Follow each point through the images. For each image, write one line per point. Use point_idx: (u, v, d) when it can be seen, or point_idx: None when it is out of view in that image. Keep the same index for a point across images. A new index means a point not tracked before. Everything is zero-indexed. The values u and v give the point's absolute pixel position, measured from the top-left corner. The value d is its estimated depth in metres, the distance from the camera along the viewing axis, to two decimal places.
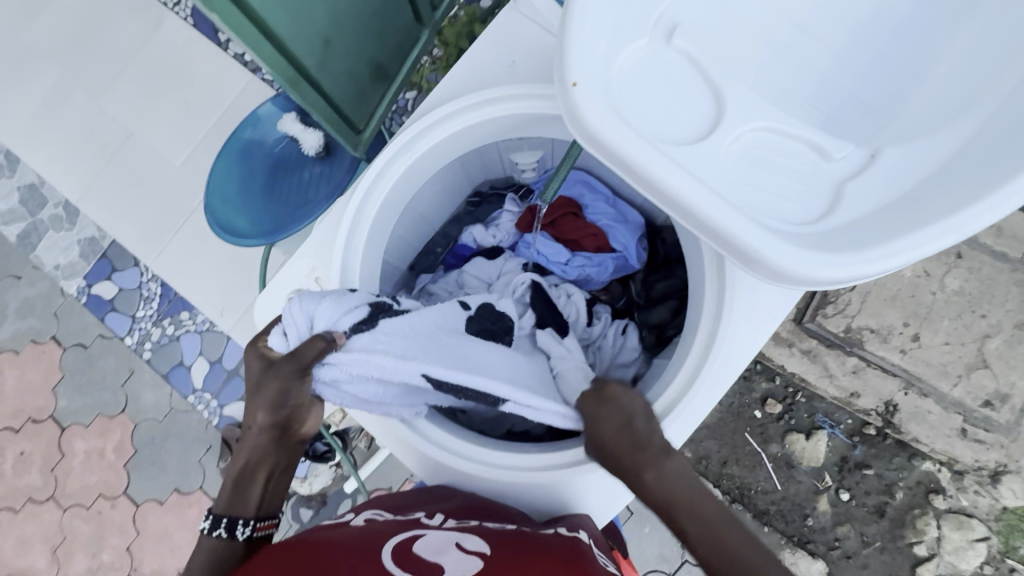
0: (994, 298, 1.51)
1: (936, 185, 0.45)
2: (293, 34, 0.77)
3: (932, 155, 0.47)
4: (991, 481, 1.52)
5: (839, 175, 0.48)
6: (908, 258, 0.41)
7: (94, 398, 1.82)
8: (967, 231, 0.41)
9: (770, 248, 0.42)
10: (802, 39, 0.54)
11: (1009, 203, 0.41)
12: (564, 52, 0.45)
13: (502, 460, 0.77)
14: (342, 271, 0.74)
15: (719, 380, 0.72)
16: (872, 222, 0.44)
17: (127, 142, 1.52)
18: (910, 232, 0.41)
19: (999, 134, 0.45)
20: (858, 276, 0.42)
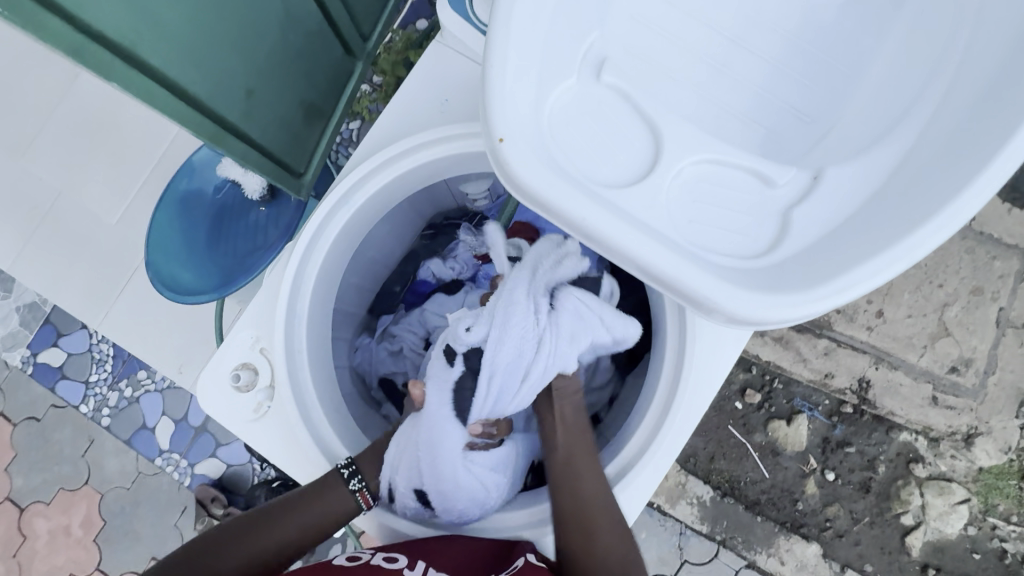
0: (949, 268, 1.57)
1: (879, 207, 0.44)
2: (211, 91, 0.71)
3: (875, 173, 0.47)
4: (966, 444, 1.56)
5: (787, 198, 0.46)
6: (863, 290, 0.40)
7: (53, 473, 1.71)
8: (918, 255, 0.40)
9: (721, 293, 0.40)
10: (734, 53, 0.53)
11: (955, 222, 0.40)
12: (487, 105, 0.42)
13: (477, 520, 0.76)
14: (287, 342, 0.70)
15: (695, 403, 0.71)
16: (821, 254, 0.42)
17: (57, 202, 1.43)
18: (862, 261, 0.40)
19: (935, 149, 0.45)
20: (815, 313, 0.40)
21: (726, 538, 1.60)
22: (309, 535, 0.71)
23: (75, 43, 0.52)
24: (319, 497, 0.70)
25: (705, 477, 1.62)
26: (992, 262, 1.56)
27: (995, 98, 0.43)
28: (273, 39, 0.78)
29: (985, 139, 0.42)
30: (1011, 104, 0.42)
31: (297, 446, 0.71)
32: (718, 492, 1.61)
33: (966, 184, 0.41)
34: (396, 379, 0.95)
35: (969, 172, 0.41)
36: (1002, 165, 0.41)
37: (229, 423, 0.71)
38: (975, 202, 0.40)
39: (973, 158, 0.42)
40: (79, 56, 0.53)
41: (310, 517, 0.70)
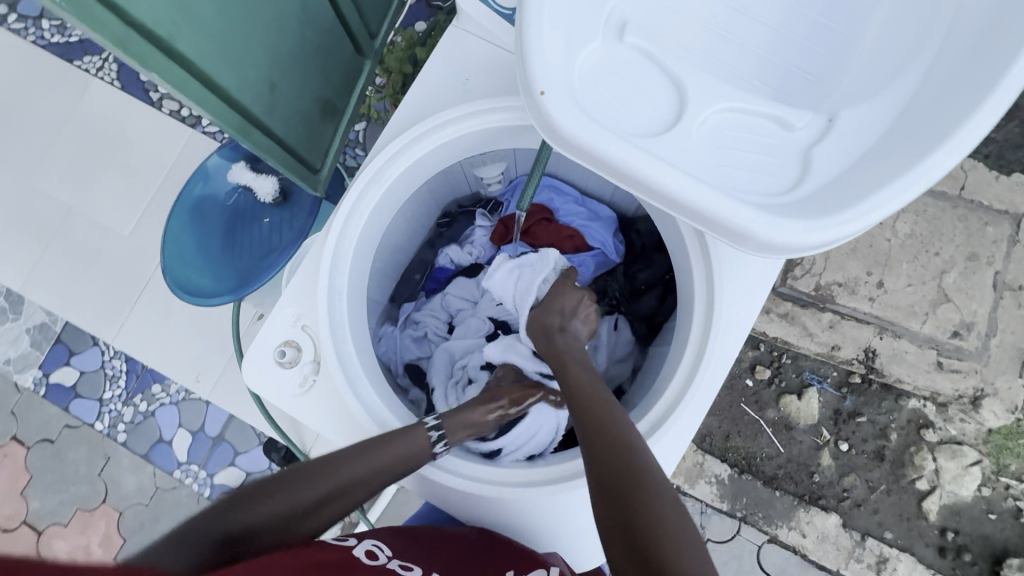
0: (943, 236, 1.62)
1: (894, 140, 0.47)
2: (238, 84, 0.74)
3: (884, 114, 0.50)
4: (973, 407, 1.60)
5: (804, 139, 0.50)
6: (886, 211, 0.43)
7: (70, 493, 1.70)
8: (934, 174, 0.43)
9: (755, 221, 0.43)
10: (740, 20, 0.56)
11: (966, 141, 0.43)
12: (526, 63, 0.45)
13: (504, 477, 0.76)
14: (332, 314, 0.71)
15: (722, 356, 0.74)
16: (844, 184, 0.46)
17: (67, 219, 1.44)
18: (884, 185, 0.43)
19: (941, 83, 0.48)
20: (843, 236, 0.43)
21: (747, 515, 1.62)
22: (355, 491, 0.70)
23: (119, 32, 0.55)
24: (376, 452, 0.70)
25: (722, 456, 1.64)
26: (985, 228, 1.62)
27: (992, 31, 0.47)
28: (291, 35, 0.81)
29: (984, 69, 0.45)
30: (1006, 36, 0.45)
31: (348, 416, 0.73)
32: (736, 470, 1.63)
33: (974, 106, 0.44)
34: (422, 365, 0.97)
35: (972, 98, 0.44)
36: (1009, 84, 0.43)
37: (275, 398, 0.73)
38: (983, 123, 0.43)
39: (978, 87, 0.45)
40: (122, 44, 0.55)
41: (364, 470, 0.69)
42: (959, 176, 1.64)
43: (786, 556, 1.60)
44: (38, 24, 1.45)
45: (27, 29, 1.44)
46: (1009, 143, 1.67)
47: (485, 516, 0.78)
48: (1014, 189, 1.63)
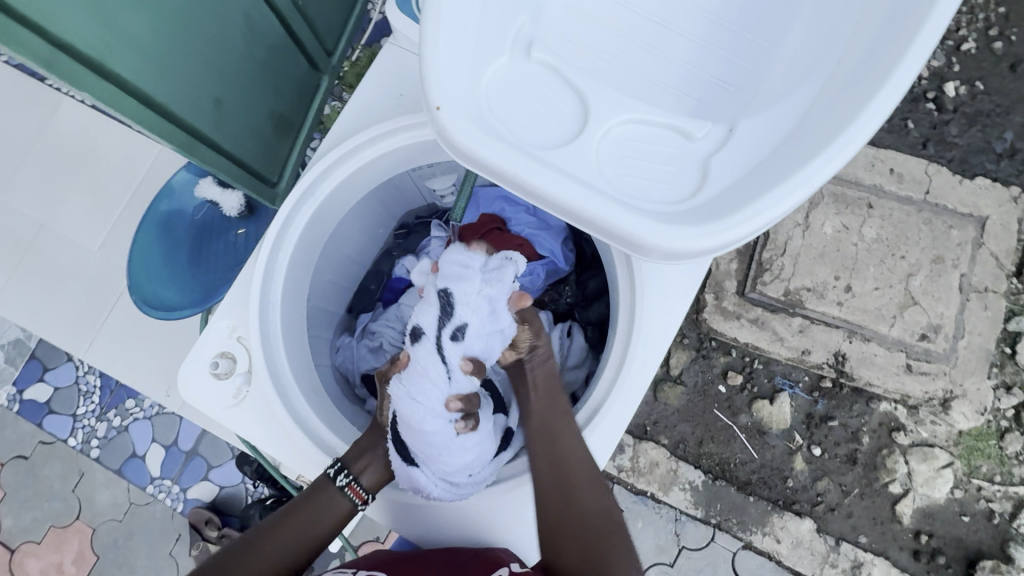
0: (909, 240, 1.64)
1: (786, 147, 0.49)
2: (179, 100, 0.76)
3: (785, 122, 0.52)
4: (943, 409, 1.61)
5: (705, 149, 0.51)
6: (770, 216, 0.44)
7: (43, 511, 1.69)
8: (815, 182, 0.45)
9: (646, 229, 0.45)
10: (662, 34, 0.58)
11: (846, 150, 0.45)
12: (424, 78, 0.46)
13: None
14: (265, 325, 0.73)
15: (648, 358, 0.77)
16: (736, 191, 0.47)
17: (38, 235, 1.45)
18: (768, 192, 0.45)
19: (833, 94, 0.50)
20: (732, 241, 0.45)
21: (721, 521, 1.62)
22: (288, 559, 0.72)
23: (45, 55, 0.57)
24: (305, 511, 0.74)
25: (696, 462, 1.64)
26: (949, 231, 1.64)
27: (882, 46, 0.48)
28: (237, 53, 0.83)
29: (869, 78, 0.47)
30: (892, 51, 0.47)
31: (282, 426, 0.74)
32: (710, 476, 1.63)
33: (853, 119, 0.46)
34: (378, 375, 0.96)
35: (855, 109, 0.46)
36: (884, 99, 0.46)
37: (209, 410, 0.74)
38: (862, 131, 0.45)
39: (861, 95, 0.47)
40: (50, 65, 0.58)
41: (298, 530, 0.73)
42: (923, 181, 1.67)
43: (761, 562, 1.60)
44: None
45: None
46: (972, 148, 1.70)
47: (427, 521, 0.81)
48: (977, 193, 1.66)
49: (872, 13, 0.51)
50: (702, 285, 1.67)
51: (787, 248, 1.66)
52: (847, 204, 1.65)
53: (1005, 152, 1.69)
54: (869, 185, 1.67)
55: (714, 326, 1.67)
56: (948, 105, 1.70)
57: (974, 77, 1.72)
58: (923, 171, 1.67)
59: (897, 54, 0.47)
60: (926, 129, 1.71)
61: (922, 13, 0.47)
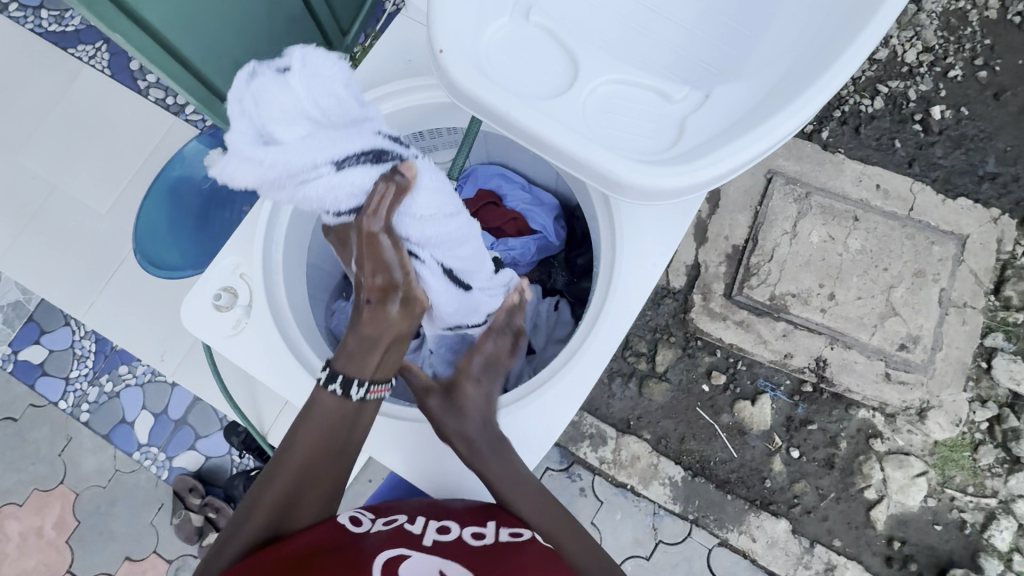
0: (891, 252, 1.70)
1: (755, 110, 0.54)
2: (202, 56, 0.81)
3: (755, 92, 0.57)
4: (919, 418, 1.64)
5: (683, 111, 0.56)
6: (733, 164, 0.49)
7: (29, 472, 1.70)
8: (777, 137, 0.50)
9: (622, 169, 0.49)
10: (655, 19, 0.64)
11: (808, 109, 0.50)
12: (430, 26, 0.52)
13: (409, 413, 0.86)
14: (272, 261, 0.79)
15: (621, 313, 0.81)
16: (707, 144, 0.52)
17: (48, 197, 1.49)
18: (737, 142, 0.50)
19: (801, 67, 0.55)
20: (698, 184, 0.49)
21: (699, 518, 1.64)
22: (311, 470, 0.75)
23: None
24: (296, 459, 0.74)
25: (677, 458, 1.67)
26: (931, 246, 1.70)
27: (845, 31, 0.54)
28: (258, 19, 0.88)
29: (829, 55, 0.53)
30: (848, 36, 0.53)
31: (276, 355, 0.78)
32: (690, 472, 1.66)
33: (814, 85, 0.52)
34: None
35: (814, 79, 0.52)
36: (836, 72, 0.51)
37: (210, 341, 0.78)
38: (818, 98, 0.51)
39: (821, 68, 0.53)
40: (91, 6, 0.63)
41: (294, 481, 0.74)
42: (907, 198, 1.73)
43: (736, 560, 1.61)
44: (38, 14, 1.53)
45: (27, 18, 1.53)
46: (955, 169, 1.77)
47: (410, 455, 0.86)
48: (959, 212, 1.72)
49: (839, 6, 0.56)
50: (690, 286, 1.72)
51: (775, 254, 1.71)
52: (833, 215, 1.71)
53: (986, 175, 1.76)
54: (856, 199, 1.73)
55: (700, 327, 1.71)
56: (933, 127, 1.77)
57: (959, 102, 1.80)
58: (907, 188, 1.74)
59: (854, 34, 0.53)
60: (913, 149, 1.77)
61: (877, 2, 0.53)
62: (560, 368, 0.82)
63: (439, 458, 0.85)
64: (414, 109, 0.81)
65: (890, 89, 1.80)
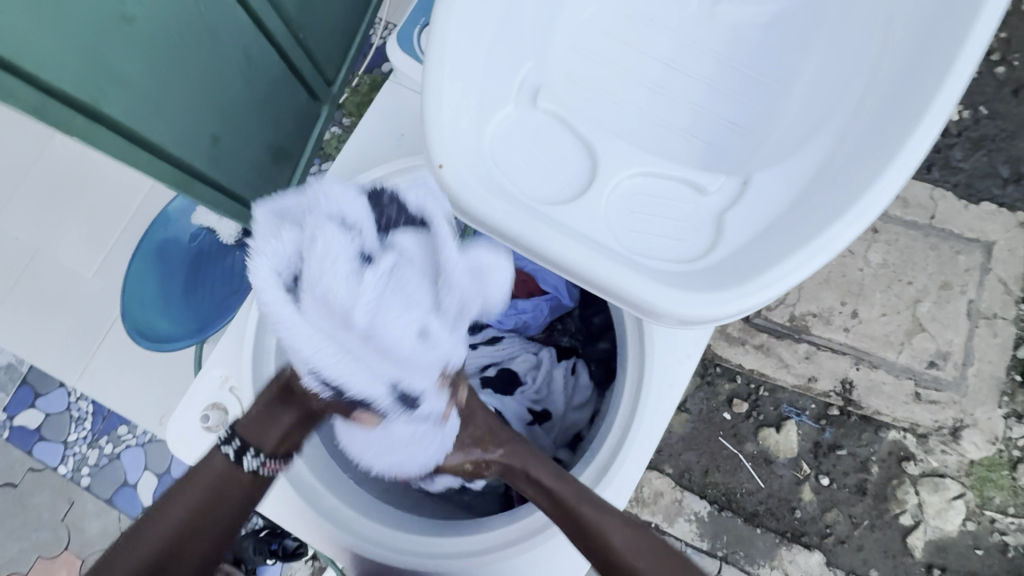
0: (915, 265, 1.62)
1: (801, 210, 0.50)
2: (174, 137, 0.75)
3: (793, 178, 0.54)
4: (953, 438, 1.57)
5: (717, 204, 0.54)
6: (785, 284, 0.45)
7: (32, 540, 1.64)
8: (835, 245, 0.46)
9: (656, 297, 0.45)
10: (672, 74, 0.63)
11: (866, 214, 0.46)
12: (427, 134, 0.50)
13: (430, 546, 0.78)
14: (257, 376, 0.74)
15: (660, 410, 0.77)
16: (750, 252, 0.48)
17: (32, 261, 1.42)
18: (786, 257, 0.46)
19: (848, 155, 0.52)
20: (748, 306, 0.45)
21: (728, 554, 1.58)
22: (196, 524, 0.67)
23: (34, 101, 0.57)
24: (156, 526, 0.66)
25: (701, 492, 1.61)
26: (956, 256, 1.62)
27: (896, 112, 0.50)
28: (234, 88, 0.83)
29: (878, 142, 0.50)
30: (904, 121, 0.49)
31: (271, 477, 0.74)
32: (716, 506, 1.60)
33: (872, 182, 0.47)
34: None
35: (872, 172, 0.48)
36: (897, 172, 0.47)
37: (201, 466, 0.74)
38: (875, 202, 0.46)
39: (874, 161, 0.49)
40: (42, 112, 0.59)
41: (149, 551, 0.64)
42: (929, 205, 1.65)
43: None
44: None
45: None
46: (976, 172, 1.68)
47: None
48: (983, 218, 1.65)
49: (877, 82, 0.54)
50: None
51: None
52: None
53: (1010, 177, 1.68)
54: None
55: (718, 352, 1.64)
56: (951, 129, 1.69)
57: (977, 101, 1.72)
58: (928, 196, 1.66)
59: (912, 122, 0.49)
60: (931, 153, 1.69)
61: (936, 82, 0.49)
62: (598, 480, 0.77)
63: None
64: None
65: None
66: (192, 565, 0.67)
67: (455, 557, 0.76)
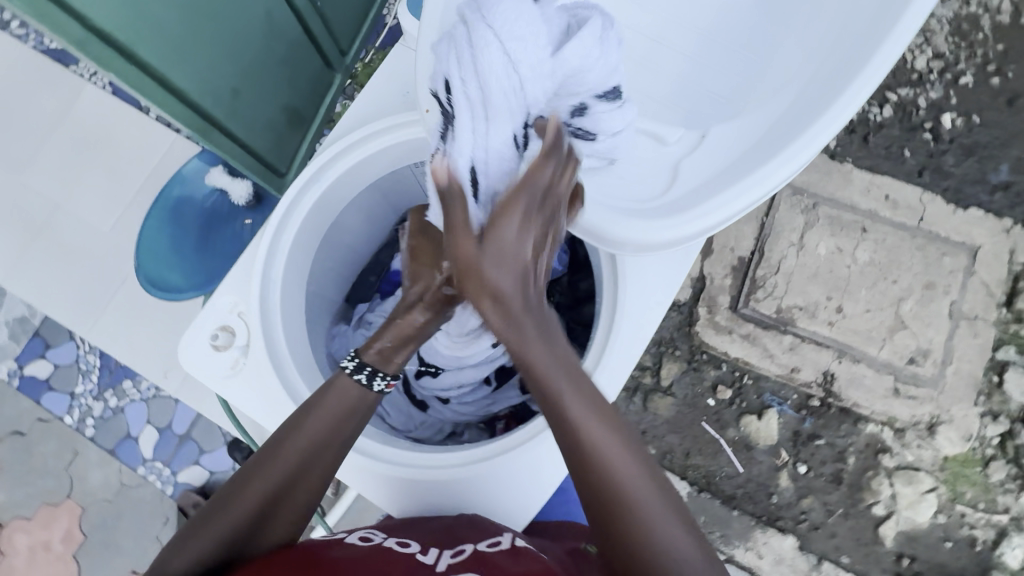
0: (901, 264, 1.67)
1: (746, 158, 0.60)
2: (196, 84, 0.81)
3: (748, 134, 0.63)
4: (929, 433, 1.62)
5: (674, 155, 0.65)
6: (720, 214, 0.57)
7: (36, 486, 1.70)
8: (771, 183, 0.56)
9: (616, 224, 0.59)
10: (658, 50, 0.72)
11: (793, 162, 0.56)
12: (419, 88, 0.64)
13: (426, 462, 0.84)
14: (264, 302, 0.80)
15: (622, 359, 0.82)
16: (700, 189, 0.60)
17: (52, 216, 1.49)
18: (729, 191, 0.57)
19: (789, 119, 0.60)
20: (689, 231, 0.58)
21: (705, 534, 1.63)
22: (309, 473, 0.72)
23: (77, 36, 0.63)
24: (272, 469, 0.71)
25: (682, 474, 1.66)
26: (942, 258, 1.67)
27: (836, 81, 0.58)
28: (255, 44, 0.88)
29: (814, 108, 0.58)
30: (837, 89, 0.57)
31: (270, 395, 0.79)
32: (695, 488, 1.65)
33: (802, 133, 0.57)
34: None
35: (802, 130, 0.57)
36: (820, 131, 0.56)
37: (211, 381, 0.80)
38: (798, 158, 0.56)
39: (807, 122, 0.57)
40: (83, 47, 0.64)
41: (264, 494, 0.71)
42: (917, 208, 1.70)
43: None
44: (38, 31, 1.52)
45: (27, 35, 1.52)
46: (966, 178, 1.73)
47: (417, 498, 0.85)
48: (970, 222, 1.69)
49: (832, 57, 0.62)
50: (695, 299, 1.69)
51: (782, 266, 1.69)
52: (841, 226, 1.68)
53: (998, 185, 1.72)
54: (865, 210, 1.70)
55: (706, 340, 1.69)
56: (944, 135, 1.74)
57: (970, 109, 1.76)
58: (917, 198, 1.71)
59: (845, 88, 0.57)
60: (923, 158, 1.74)
61: (873, 47, 0.58)
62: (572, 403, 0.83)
63: (463, 504, 0.84)
64: (404, 146, 0.84)
65: (900, 97, 1.76)
66: (296, 512, 0.74)
67: (449, 471, 0.83)
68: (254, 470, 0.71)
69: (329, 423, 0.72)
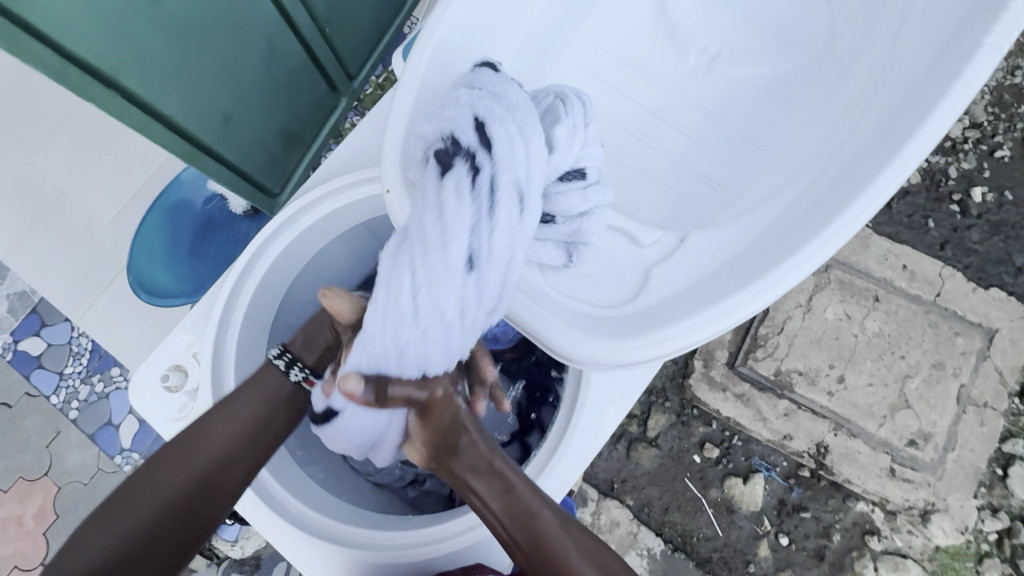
0: (910, 339, 1.60)
1: (714, 280, 0.64)
2: (184, 112, 0.82)
3: (721, 250, 0.68)
4: (922, 521, 1.54)
5: (650, 259, 0.69)
6: (680, 341, 0.58)
7: (15, 461, 1.71)
8: (735, 314, 0.58)
9: (572, 338, 0.59)
10: (657, 124, 0.81)
11: (758, 297, 0.58)
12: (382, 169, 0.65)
13: (375, 539, 0.82)
14: (218, 343, 0.81)
15: (583, 446, 0.84)
16: (662, 308, 0.62)
17: (57, 200, 1.50)
18: (692, 318, 0.59)
19: (761, 249, 0.64)
20: (644, 356, 0.58)
21: None
22: (219, 479, 0.73)
23: (51, 62, 0.63)
24: (174, 475, 0.71)
25: (658, 529, 1.61)
26: (954, 338, 1.59)
27: (810, 218, 0.63)
28: (251, 71, 0.88)
29: (783, 245, 0.62)
30: (813, 227, 0.61)
31: None
32: (670, 546, 1.60)
33: (770, 270, 0.59)
34: None
35: (767, 266, 0.60)
36: (787, 267, 0.59)
37: (156, 421, 0.81)
38: (766, 293, 0.58)
39: (778, 258, 0.60)
40: (60, 76, 0.64)
41: (165, 503, 0.70)
42: (936, 282, 1.63)
43: None
44: None
45: None
46: (990, 257, 1.65)
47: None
48: (989, 303, 1.61)
49: (813, 190, 0.67)
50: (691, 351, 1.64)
51: (786, 327, 1.63)
52: (851, 293, 1.62)
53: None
54: (880, 279, 1.63)
55: (697, 395, 1.64)
56: (972, 209, 1.67)
57: (1004, 185, 1.68)
58: (936, 273, 1.63)
59: (824, 226, 0.60)
60: (946, 231, 1.66)
61: (854, 193, 0.61)
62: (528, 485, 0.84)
63: None
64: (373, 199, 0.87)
65: (930, 164, 1.68)
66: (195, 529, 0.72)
67: (398, 553, 0.80)
68: (157, 481, 0.71)
69: (242, 430, 0.76)
